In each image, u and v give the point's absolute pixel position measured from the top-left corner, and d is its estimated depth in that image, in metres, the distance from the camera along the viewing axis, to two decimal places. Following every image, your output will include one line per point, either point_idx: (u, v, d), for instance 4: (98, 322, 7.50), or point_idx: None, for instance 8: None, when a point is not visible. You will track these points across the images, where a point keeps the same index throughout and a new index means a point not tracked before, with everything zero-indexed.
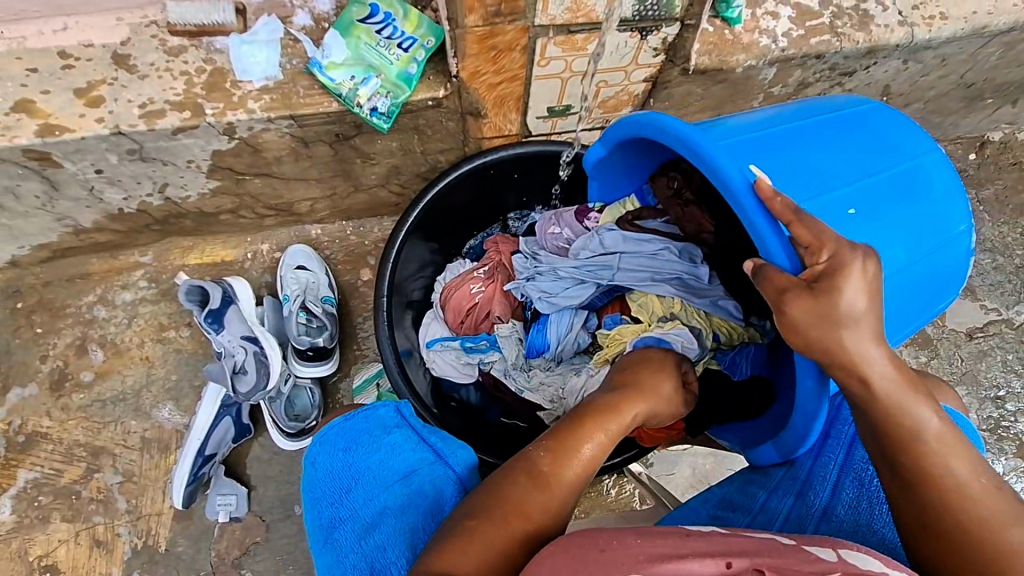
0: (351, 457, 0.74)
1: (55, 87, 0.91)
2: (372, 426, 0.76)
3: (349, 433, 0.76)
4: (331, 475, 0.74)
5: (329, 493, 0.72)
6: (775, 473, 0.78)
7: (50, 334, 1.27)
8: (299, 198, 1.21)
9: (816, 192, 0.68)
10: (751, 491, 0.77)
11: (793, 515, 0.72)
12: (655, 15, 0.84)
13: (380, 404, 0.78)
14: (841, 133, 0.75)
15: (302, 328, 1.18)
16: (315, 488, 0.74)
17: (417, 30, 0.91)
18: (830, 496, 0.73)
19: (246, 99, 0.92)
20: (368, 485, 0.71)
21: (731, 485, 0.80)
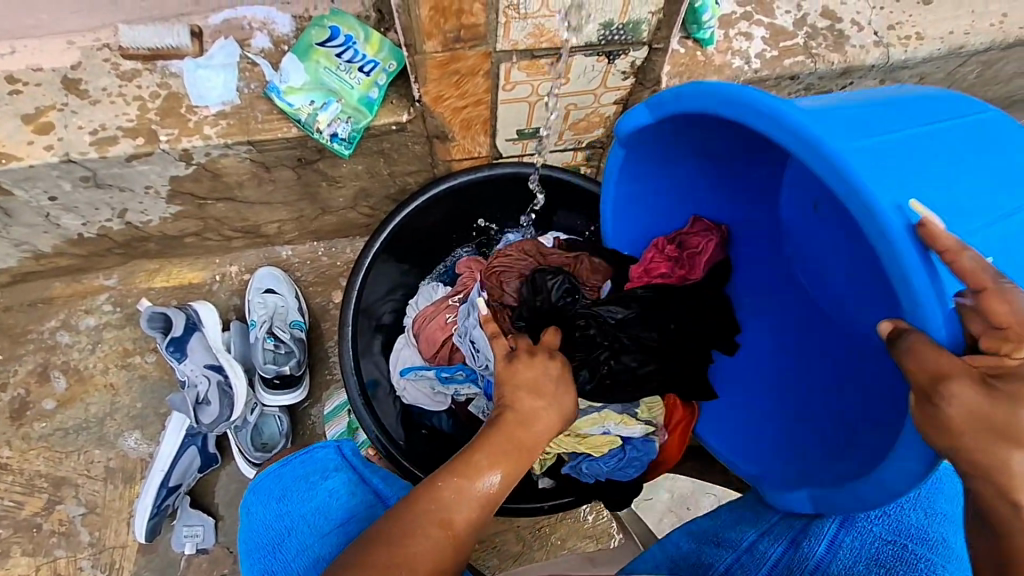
0: (285, 504, 0.76)
1: (2, 114, 0.87)
2: (306, 469, 0.79)
3: (284, 479, 0.79)
4: (266, 524, 0.75)
5: (264, 544, 0.73)
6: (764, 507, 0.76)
7: (11, 361, 1.24)
8: (266, 221, 1.18)
9: (963, 228, 0.54)
10: (739, 528, 0.75)
11: (782, 550, 0.69)
12: (622, 40, 0.81)
13: (317, 446, 0.81)
14: (970, 148, 0.61)
15: (268, 355, 1.15)
16: (250, 540, 0.75)
17: (378, 54, 0.88)
18: (823, 531, 0.69)
19: (202, 125, 0.89)
20: (302, 531, 0.73)
21: (722, 523, 0.78)
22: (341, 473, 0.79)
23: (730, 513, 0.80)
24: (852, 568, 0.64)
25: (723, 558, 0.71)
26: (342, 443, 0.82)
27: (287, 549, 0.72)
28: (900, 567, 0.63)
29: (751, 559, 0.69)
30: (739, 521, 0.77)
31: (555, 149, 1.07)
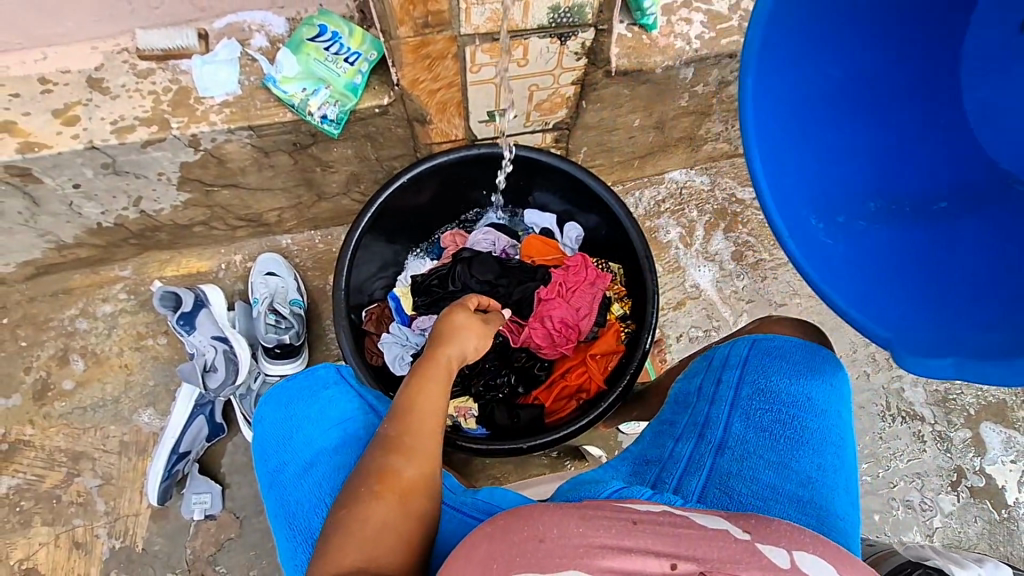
0: (291, 411, 0.88)
1: (35, 109, 1.00)
2: (310, 387, 0.90)
3: (291, 392, 0.89)
4: (274, 428, 0.87)
5: (274, 444, 0.86)
6: (680, 421, 0.85)
7: (34, 347, 1.34)
8: (267, 208, 1.30)
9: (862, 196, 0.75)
10: (662, 441, 0.83)
11: (693, 456, 0.79)
12: (570, 23, 0.94)
13: (320, 365, 0.91)
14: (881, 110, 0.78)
15: (270, 328, 1.24)
16: (263, 441, 0.88)
17: (361, 46, 1.01)
18: (724, 432, 0.80)
19: (208, 113, 1.01)
20: (305, 433, 0.86)
21: (647, 440, 0.86)
22: (341, 387, 0.90)
23: (651, 433, 0.86)
24: (744, 454, 0.78)
25: (650, 475, 0.78)
26: (341, 365, 0.92)
27: (293, 448, 0.85)
28: (783, 453, 0.78)
29: (672, 470, 0.78)
30: (659, 439, 0.84)
31: (524, 130, 1.19)
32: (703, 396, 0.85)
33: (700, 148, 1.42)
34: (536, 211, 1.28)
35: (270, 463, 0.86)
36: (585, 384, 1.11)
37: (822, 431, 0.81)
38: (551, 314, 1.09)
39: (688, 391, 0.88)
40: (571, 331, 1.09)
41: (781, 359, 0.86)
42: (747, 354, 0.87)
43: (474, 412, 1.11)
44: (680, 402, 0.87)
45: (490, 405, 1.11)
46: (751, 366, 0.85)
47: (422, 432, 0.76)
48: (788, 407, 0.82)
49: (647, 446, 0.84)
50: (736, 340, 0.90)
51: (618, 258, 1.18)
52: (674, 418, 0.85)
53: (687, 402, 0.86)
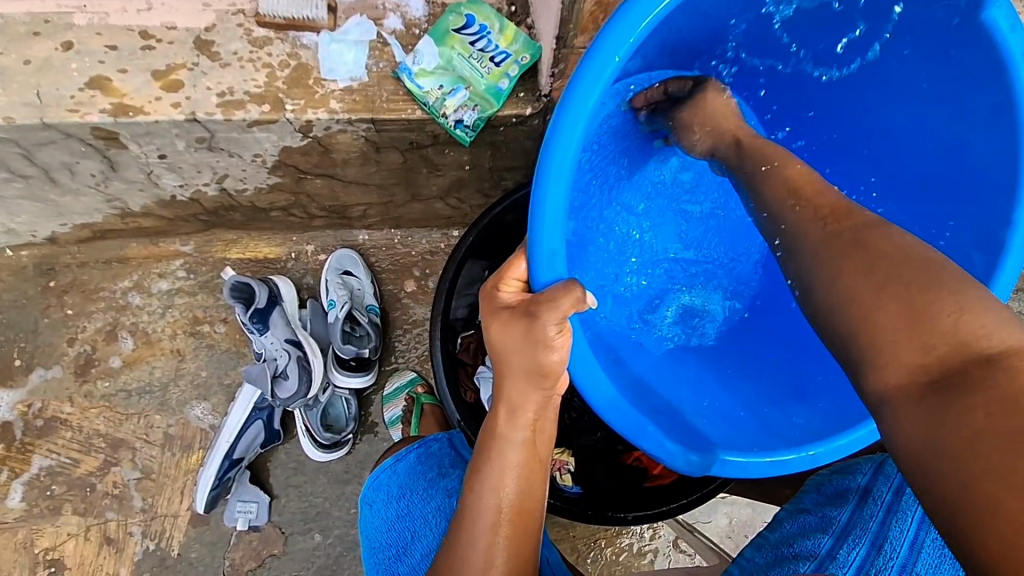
0: (402, 504, 0.84)
1: (133, 67, 0.88)
2: (425, 469, 0.87)
3: (400, 479, 0.87)
4: (385, 522, 0.84)
5: (385, 547, 0.82)
6: (839, 516, 0.75)
7: (81, 317, 1.23)
8: (355, 203, 1.18)
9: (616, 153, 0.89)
10: (814, 538, 0.73)
11: (866, 566, 0.70)
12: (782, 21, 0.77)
13: (432, 440, 0.90)
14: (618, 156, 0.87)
15: (345, 336, 1.14)
16: (371, 537, 0.85)
17: (511, 45, 0.89)
18: (908, 550, 0.70)
19: (328, 98, 0.89)
20: (417, 537, 0.81)
21: (793, 526, 0.77)
22: (459, 472, 0.87)
23: (794, 518, 0.79)
24: None
25: (804, 568, 0.70)
26: (453, 437, 0.92)
27: (407, 556, 0.80)
28: None
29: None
30: (808, 528, 0.76)
31: None
32: (875, 498, 0.74)
33: None
34: None
35: (378, 565, 0.82)
36: None
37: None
38: None
39: (844, 481, 0.78)
40: None
41: None
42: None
43: (571, 468, 1.01)
44: (835, 493, 0.78)
45: (589, 462, 1.01)
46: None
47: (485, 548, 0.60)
48: None
49: (791, 533, 0.77)
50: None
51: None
52: (827, 510, 0.76)
53: (841, 487, 0.78)
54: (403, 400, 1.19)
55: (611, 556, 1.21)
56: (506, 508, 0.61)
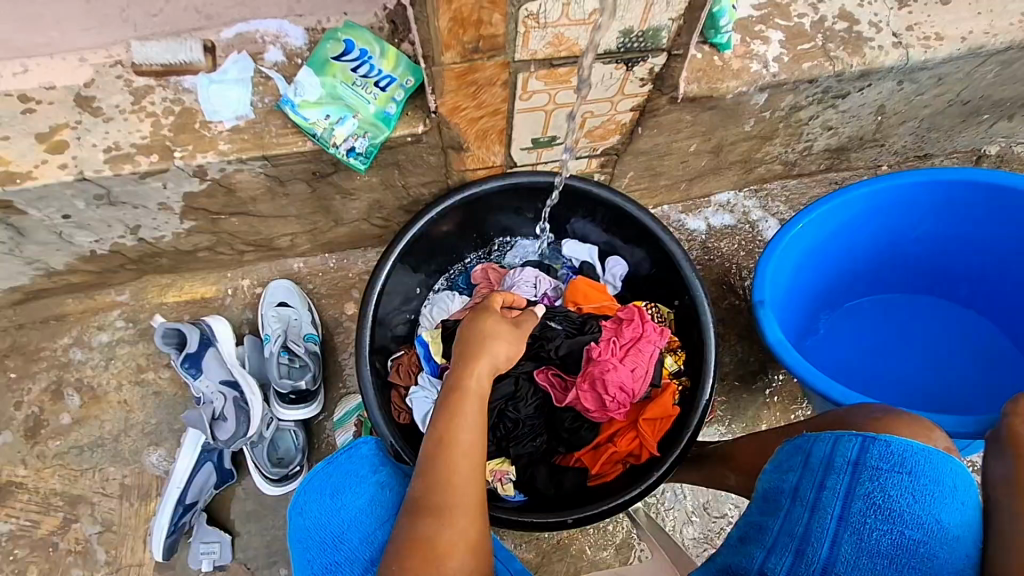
0: (336, 500, 0.81)
1: (16, 133, 0.86)
2: (360, 464, 0.84)
3: (335, 477, 0.83)
4: (318, 525, 0.80)
5: (318, 547, 0.78)
6: (771, 526, 0.74)
7: (25, 379, 1.23)
8: (279, 234, 1.18)
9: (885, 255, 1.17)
10: (748, 552, 0.73)
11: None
12: (585, 42, 0.78)
13: (360, 443, 0.86)
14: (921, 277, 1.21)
15: (283, 369, 1.15)
16: (303, 543, 0.80)
17: (395, 69, 0.88)
18: (830, 552, 0.67)
19: (217, 140, 0.88)
20: (349, 530, 0.79)
21: (732, 544, 0.77)
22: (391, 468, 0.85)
23: (740, 531, 0.78)
24: None
25: None
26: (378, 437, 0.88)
27: (340, 551, 0.77)
28: None
29: None
30: (747, 539, 0.75)
31: (570, 156, 1.07)
32: (801, 500, 0.73)
33: (752, 170, 1.34)
34: (576, 241, 1.21)
35: (313, 567, 0.78)
36: (635, 448, 0.99)
37: (959, 564, 0.65)
38: (605, 378, 0.93)
39: (779, 483, 0.77)
40: (625, 396, 0.94)
41: (904, 469, 0.70)
42: (859, 452, 0.73)
43: (512, 476, 1.00)
44: (770, 501, 0.77)
45: (528, 467, 1.00)
46: (863, 470, 0.71)
47: (445, 546, 0.66)
48: (915, 530, 0.67)
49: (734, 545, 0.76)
50: (841, 437, 0.75)
51: (682, 282, 1.06)
52: (766, 521, 0.75)
53: (773, 489, 0.77)
54: (353, 425, 1.19)
55: (576, 553, 1.22)
56: (462, 497, 0.69)
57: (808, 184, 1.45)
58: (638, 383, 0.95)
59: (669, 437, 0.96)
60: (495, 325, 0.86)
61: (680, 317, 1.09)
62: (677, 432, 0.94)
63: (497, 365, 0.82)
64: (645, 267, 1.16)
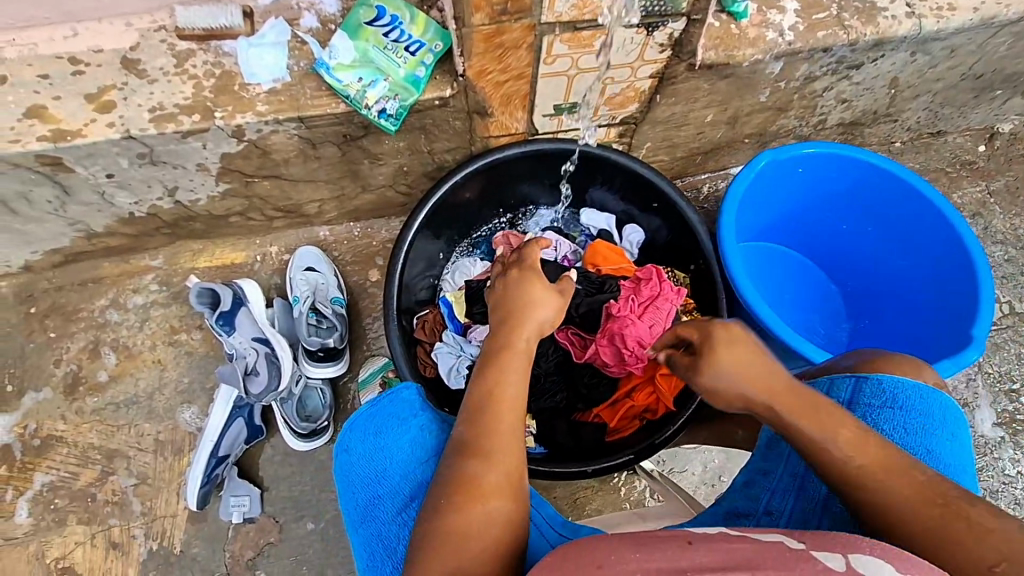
0: (376, 440, 0.84)
1: (67, 94, 0.91)
2: (398, 409, 0.86)
3: (377, 418, 0.86)
4: (361, 465, 0.84)
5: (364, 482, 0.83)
6: (775, 469, 0.76)
7: (64, 339, 1.29)
8: (307, 200, 1.23)
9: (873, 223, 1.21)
10: (754, 493, 0.76)
11: (796, 512, 0.71)
12: (609, 5, 0.81)
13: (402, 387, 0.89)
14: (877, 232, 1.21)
15: (312, 329, 1.19)
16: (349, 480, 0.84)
17: (425, 34, 0.92)
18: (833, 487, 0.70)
19: (255, 102, 0.92)
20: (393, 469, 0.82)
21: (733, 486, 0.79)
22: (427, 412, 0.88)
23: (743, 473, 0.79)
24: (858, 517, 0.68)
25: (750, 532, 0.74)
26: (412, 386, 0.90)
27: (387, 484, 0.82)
28: None
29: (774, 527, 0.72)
30: (753, 482, 0.77)
31: (590, 125, 1.11)
32: None
33: (766, 144, 1.36)
34: (594, 210, 1.25)
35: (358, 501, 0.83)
36: (653, 404, 1.02)
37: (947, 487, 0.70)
38: (623, 333, 0.96)
39: None
40: (644, 351, 0.98)
41: (896, 406, 0.73)
42: (853, 392, 0.76)
43: (533, 430, 1.05)
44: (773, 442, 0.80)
45: (548, 420, 1.04)
46: (859, 409, 0.74)
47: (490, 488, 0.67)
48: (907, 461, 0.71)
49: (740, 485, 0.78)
50: (836, 379, 0.78)
51: (699, 246, 1.09)
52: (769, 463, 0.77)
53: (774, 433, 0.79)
54: (377, 385, 1.22)
55: (592, 512, 1.26)
56: (504, 442, 0.71)
57: None
58: (656, 339, 0.98)
59: (685, 393, 0.99)
60: (541, 291, 0.86)
61: (698, 280, 1.12)
62: (693, 387, 0.97)
63: (542, 328, 0.82)
64: (661, 234, 1.20)
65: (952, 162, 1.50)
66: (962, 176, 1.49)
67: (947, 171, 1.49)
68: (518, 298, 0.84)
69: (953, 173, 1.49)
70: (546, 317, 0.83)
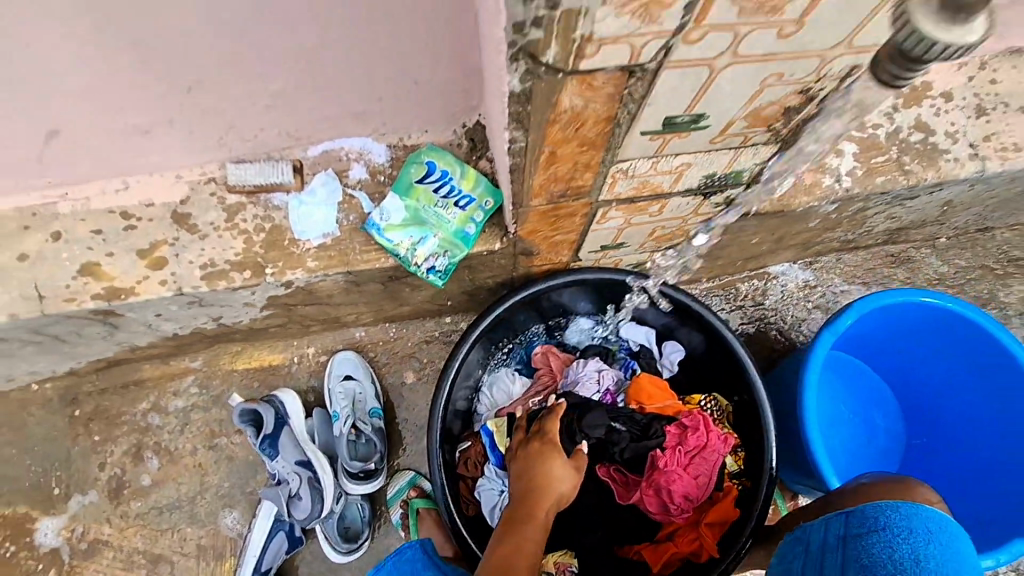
0: None
1: (119, 250, 0.92)
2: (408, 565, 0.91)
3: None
4: None
5: None
6: None
7: (108, 442, 1.31)
8: (346, 313, 1.22)
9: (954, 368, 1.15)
10: None
11: None
12: (669, 184, 0.79)
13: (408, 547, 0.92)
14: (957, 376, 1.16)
15: (352, 449, 1.20)
16: None
17: (475, 189, 0.91)
18: None
19: (305, 257, 0.93)
20: None
21: None
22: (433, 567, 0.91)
23: None
24: None
25: None
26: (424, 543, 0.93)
27: None
28: None
29: None
30: None
31: (634, 252, 1.09)
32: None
33: (810, 248, 1.34)
34: (633, 324, 1.24)
35: None
36: (697, 548, 1.00)
37: None
38: (670, 488, 0.97)
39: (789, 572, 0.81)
40: (688, 503, 0.99)
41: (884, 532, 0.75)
42: (847, 525, 0.79)
43: (575, 568, 1.04)
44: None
45: (592, 555, 1.04)
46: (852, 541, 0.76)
47: None
48: None
49: None
50: (829, 518, 0.82)
51: (742, 379, 1.07)
52: None
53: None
54: (399, 506, 1.25)
55: None
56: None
57: (864, 256, 1.44)
58: (701, 489, 0.99)
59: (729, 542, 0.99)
60: (560, 462, 0.93)
61: (741, 412, 1.10)
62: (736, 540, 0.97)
63: (557, 497, 0.91)
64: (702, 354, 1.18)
65: (1000, 258, 1.46)
66: (1011, 272, 1.45)
67: (996, 267, 1.45)
68: (537, 481, 0.91)
69: (1002, 270, 1.45)
70: (564, 483, 0.92)
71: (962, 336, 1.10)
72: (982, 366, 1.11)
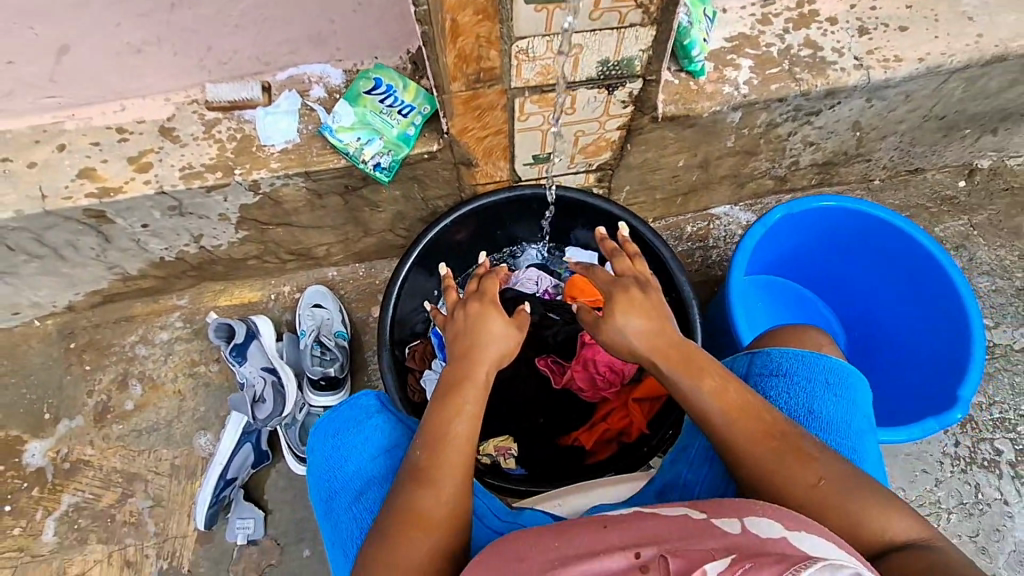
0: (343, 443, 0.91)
1: (111, 157, 1.07)
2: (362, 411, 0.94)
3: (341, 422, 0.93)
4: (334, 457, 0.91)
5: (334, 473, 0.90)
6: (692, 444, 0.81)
7: (97, 371, 1.42)
8: (316, 244, 1.35)
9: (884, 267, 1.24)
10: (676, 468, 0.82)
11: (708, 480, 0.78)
12: (570, 71, 0.93)
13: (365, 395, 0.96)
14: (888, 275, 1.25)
15: (316, 359, 1.30)
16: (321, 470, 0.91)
17: (415, 99, 1.06)
18: None
19: (269, 160, 1.06)
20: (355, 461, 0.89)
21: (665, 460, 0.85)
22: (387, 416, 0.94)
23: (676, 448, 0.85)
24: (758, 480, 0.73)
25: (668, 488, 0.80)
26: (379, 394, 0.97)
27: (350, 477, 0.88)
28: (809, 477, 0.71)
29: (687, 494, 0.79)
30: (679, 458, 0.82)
31: (568, 172, 1.22)
32: None
33: (744, 185, 1.45)
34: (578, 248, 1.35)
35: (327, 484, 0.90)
36: (626, 427, 1.09)
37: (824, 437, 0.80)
38: (595, 360, 1.07)
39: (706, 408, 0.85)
40: (613, 375, 1.08)
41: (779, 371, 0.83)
42: (748, 364, 0.86)
43: (515, 452, 1.11)
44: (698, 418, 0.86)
45: (529, 441, 1.12)
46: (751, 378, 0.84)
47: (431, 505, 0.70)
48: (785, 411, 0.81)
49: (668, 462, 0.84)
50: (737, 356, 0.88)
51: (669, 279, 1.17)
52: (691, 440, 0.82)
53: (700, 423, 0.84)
54: None
55: None
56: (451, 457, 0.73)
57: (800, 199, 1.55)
58: (626, 364, 1.09)
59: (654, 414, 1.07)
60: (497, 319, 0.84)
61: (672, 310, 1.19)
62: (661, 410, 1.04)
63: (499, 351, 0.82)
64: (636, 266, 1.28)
65: (932, 197, 1.55)
66: (944, 211, 1.54)
67: (928, 206, 1.55)
68: (473, 338, 0.82)
69: (934, 209, 1.54)
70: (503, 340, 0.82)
71: (888, 239, 1.19)
72: (906, 264, 1.19)
